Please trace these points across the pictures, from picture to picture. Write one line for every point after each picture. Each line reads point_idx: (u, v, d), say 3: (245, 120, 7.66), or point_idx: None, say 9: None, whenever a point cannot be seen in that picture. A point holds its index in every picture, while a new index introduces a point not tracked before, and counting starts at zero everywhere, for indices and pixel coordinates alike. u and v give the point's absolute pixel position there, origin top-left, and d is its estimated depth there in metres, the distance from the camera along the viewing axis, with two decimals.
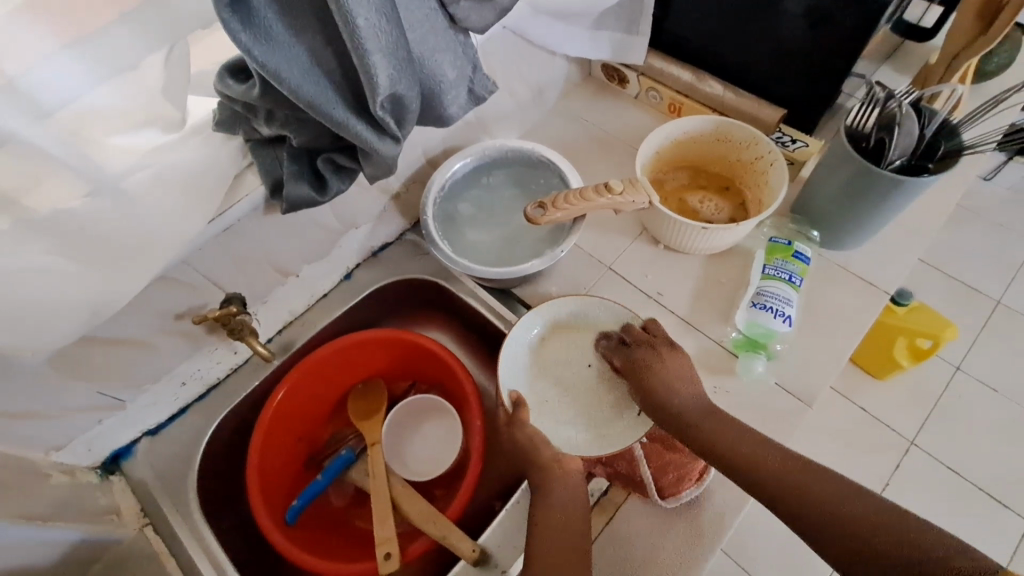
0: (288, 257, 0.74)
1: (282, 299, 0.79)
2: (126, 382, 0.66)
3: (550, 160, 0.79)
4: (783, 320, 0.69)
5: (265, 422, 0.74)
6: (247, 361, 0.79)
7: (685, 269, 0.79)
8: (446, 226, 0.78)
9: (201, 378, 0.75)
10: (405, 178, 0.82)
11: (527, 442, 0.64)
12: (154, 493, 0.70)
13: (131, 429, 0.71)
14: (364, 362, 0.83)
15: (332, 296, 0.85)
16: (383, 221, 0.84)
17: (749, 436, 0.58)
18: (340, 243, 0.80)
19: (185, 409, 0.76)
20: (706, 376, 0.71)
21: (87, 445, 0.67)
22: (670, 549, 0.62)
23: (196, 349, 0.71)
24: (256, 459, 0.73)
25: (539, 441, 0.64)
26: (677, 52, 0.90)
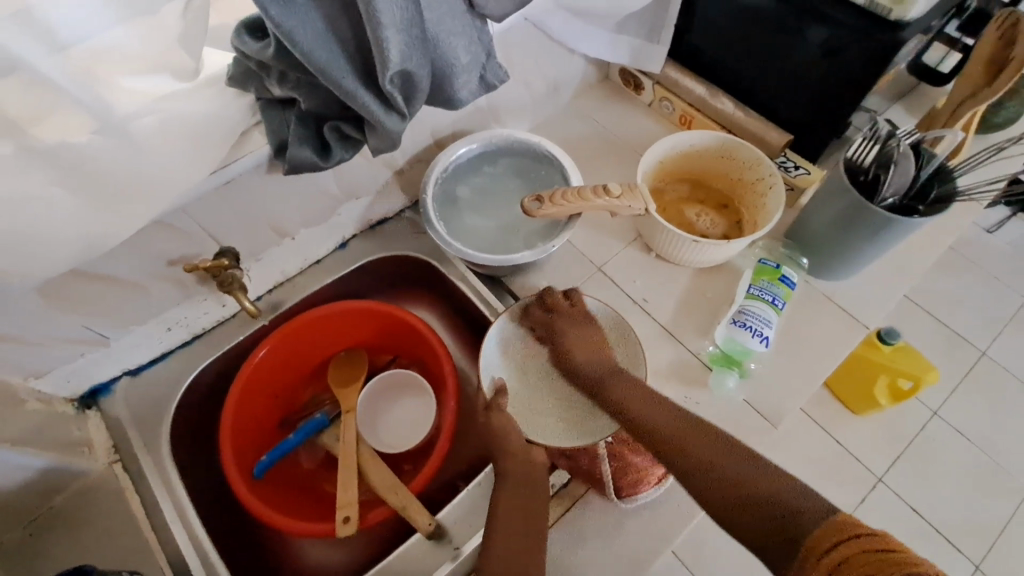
0: (285, 218, 0.75)
1: (275, 258, 0.80)
2: (112, 320, 0.67)
3: (554, 156, 0.80)
4: (760, 340, 0.70)
5: (244, 377, 0.75)
6: (234, 316, 0.80)
7: (673, 280, 0.80)
8: (445, 208, 0.79)
9: (186, 326, 0.76)
10: (410, 156, 0.83)
11: (502, 429, 0.65)
12: (126, 432, 0.72)
13: (111, 366, 0.72)
14: (349, 331, 0.84)
15: (325, 262, 0.86)
16: (384, 195, 0.85)
17: (693, 426, 0.60)
18: (338, 211, 0.81)
19: (167, 354, 0.77)
20: (679, 386, 0.72)
21: (67, 376, 0.68)
22: (619, 548, 0.64)
23: (185, 297, 0.73)
24: (231, 411, 0.74)
25: (513, 428, 0.65)
26: (695, 65, 0.90)
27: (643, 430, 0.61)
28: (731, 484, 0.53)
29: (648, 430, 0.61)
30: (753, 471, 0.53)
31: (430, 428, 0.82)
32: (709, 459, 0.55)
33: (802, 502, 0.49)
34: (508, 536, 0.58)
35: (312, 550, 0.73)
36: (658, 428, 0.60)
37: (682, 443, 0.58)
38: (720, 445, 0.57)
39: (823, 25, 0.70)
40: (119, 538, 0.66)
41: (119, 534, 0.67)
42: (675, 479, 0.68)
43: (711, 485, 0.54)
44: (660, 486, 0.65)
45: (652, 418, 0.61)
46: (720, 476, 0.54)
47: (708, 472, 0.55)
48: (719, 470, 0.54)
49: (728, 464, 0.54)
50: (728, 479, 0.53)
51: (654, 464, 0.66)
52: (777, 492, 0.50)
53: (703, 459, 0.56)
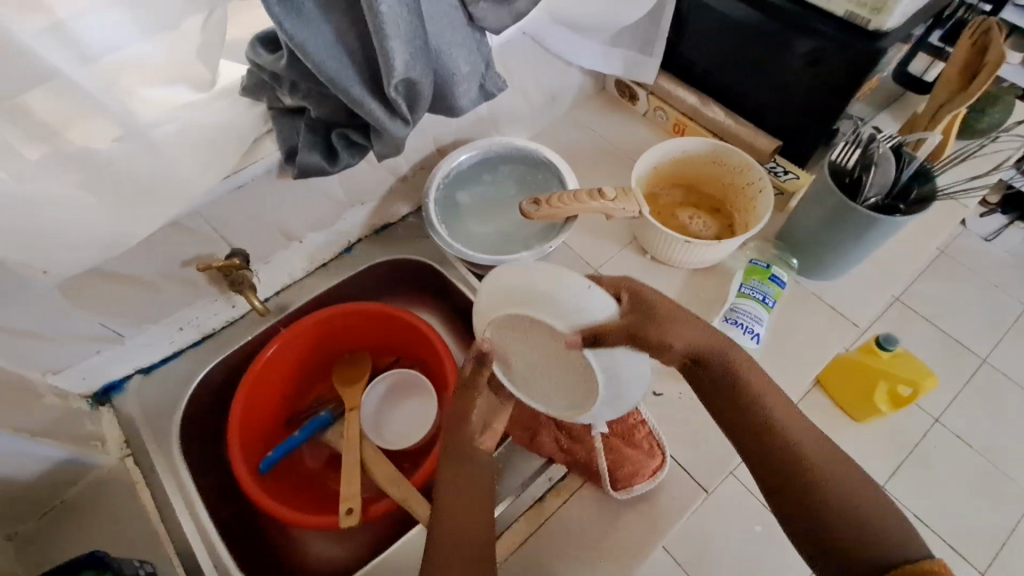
0: (293, 222, 0.78)
1: (283, 261, 0.83)
2: (127, 318, 0.70)
3: (551, 161, 0.83)
4: (751, 337, 0.72)
5: (252, 374, 0.78)
6: (243, 317, 0.83)
7: (667, 280, 0.83)
8: (446, 212, 0.82)
9: (197, 326, 0.79)
10: (413, 163, 0.86)
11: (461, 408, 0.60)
12: (137, 428, 0.74)
13: (124, 364, 0.75)
14: (353, 332, 0.87)
15: (331, 266, 0.89)
16: (389, 201, 0.89)
17: (811, 438, 0.48)
18: (344, 215, 0.84)
19: (178, 353, 0.80)
20: (673, 382, 0.74)
21: (83, 373, 0.71)
22: (615, 539, 0.66)
23: (197, 298, 0.76)
24: (239, 408, 0.76)
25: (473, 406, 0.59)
26: (687, 76, 0.94)
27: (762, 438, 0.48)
28: (802, 508, 0.46)
29: (778, 431, 0.48)
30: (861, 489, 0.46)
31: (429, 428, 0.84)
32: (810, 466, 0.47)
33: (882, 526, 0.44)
34: (450, 518, 0.52)
35: (315, 545, 0.75)
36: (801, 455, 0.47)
37: (811, 464, 0.47)
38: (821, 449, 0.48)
39: (805, 36, 0.74)
40: (131, 529, 0.69)
41: (129, 526, 0.69)
42: (670, 472, 0.69)
43: (781, 466, 0.47)
44: (655, 479, 0.67)
45: (799, 440, 0.48)
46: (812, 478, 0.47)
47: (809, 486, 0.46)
48: (820, 488, 0.46)
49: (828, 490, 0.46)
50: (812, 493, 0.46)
51: (649, 457, 0.68)
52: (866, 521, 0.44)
53: (803, 466, 0.47)
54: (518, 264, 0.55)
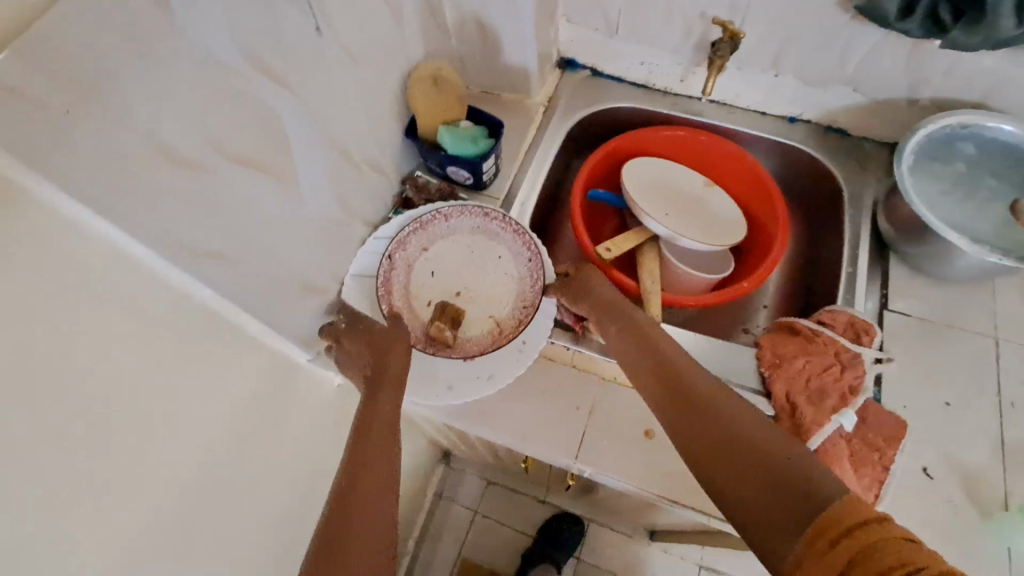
0: (795, 53, 0.78)
1: (746, 81, 0.85)
2: (634, 22, 0.83)
3: None
4: None
5: (650, 133, 0.88)
6: (675, 97, 0.91)
7: None
8: (926, 157, 0.71)
9: (651, 73, 0.90)
10: (942, 97, 0.75)
11: (369, 331, 0.66)
12: (560, 99, 0.92)
13: (595, 55, 0.91)
14: (727, 179, 0.89)
15: (767, 119, 0.88)
16: (873, 113, 0.81)
17: (753, 414, 0.48)
18: (830, 88, 0.80)
19: (621, 80, 0.93)
20: (958, 487, 0.60)
21: (577, 36, 0.89)
22: None
23: (676, 51, 0.85)
24: (619, 144, 0.88)
25: (374, 332, 0.66)
26: None
27: (664, 372, 0.54)
28: (763, 501, 0.41)
29: (719, 414, 0.48)
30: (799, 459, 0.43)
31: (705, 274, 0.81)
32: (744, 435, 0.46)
33: (787, 472, 0.42)
34: (360, 449, 0.54)
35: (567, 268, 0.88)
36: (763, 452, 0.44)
37: (720, 411, 0.48)
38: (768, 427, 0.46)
39: None
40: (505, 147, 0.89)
41: None
42: None
43: (696, 402, 0.50)
44: None
45: (762, 436, 0.45)
46: (740, 451, 0.45)
47: (715, 419, 0.48)
48: (749, 452, 0.44)
49: (761, 443, 0.45)
50: (728, 439, 0.46)
51: (864, 487, 0.58)
52: (791, 472, 0.42)
53: (771, 450, 0.44)
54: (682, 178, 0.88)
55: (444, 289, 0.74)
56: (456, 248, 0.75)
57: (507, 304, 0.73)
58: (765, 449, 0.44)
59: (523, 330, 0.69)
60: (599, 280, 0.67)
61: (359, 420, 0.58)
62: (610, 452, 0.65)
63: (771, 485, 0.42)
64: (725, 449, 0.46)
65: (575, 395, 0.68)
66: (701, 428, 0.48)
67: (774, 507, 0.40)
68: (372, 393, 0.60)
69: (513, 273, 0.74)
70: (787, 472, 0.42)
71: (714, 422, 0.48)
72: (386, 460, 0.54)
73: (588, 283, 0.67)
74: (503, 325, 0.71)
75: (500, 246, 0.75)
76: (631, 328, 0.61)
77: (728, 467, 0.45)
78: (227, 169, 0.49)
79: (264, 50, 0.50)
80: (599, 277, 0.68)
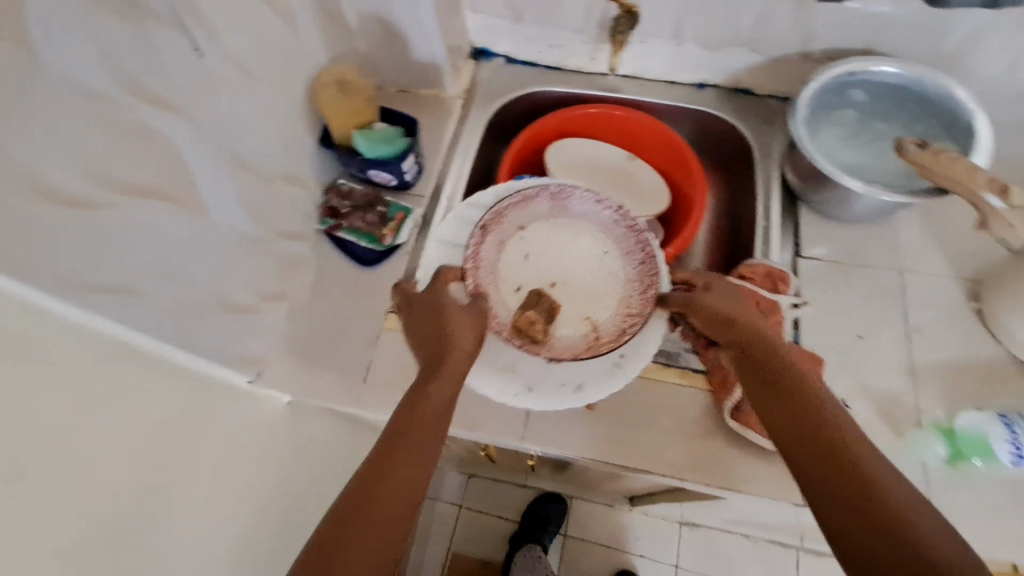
0: (692, 21, 0.80)
1: (652, 53, 0.87)
2: (536, 6, 0.84)
3: (976, 132, 0.67)
4: (1014, 453, 0.57)
5: (567, 114, 0.89)
6: (588, 75, 0.93)
7: (972, 341, 0.67)
8: (822, 107, 0.74)
9: (561, 54, 0.91)
10: (832, 49, 0.79)
11: (439, 305, 0.59)
12: (477, 88, 0.93)
13: (505, 42, 0.92)
14: (646, 151, 0.92)
15: (677, 87, 0.91)
16: (773, 70, 0.84)
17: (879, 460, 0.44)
18: (730, 51, 0.83)
19: (534, 64, 0.94)
20: (875, 413, 0.64)
21: (484, 25, 0.89)
22: (690, 442, 0.65)
23: (581, 30, 0.86)
24: (537, 128, 0.89)
25: (439, 314, 0.58)
26: None
27: (791, 393, 0.49)
28: (893, 566, 0.39)
29: (852, 462, 0.44)
30: (931, 528, 0.40)
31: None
32: (851, 440, 0.45)
33: (931, 542, 0.39)
34: (387, 458, 0.49)
35: None
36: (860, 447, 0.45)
37: (856, 454, 0.44)
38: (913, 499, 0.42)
39: None
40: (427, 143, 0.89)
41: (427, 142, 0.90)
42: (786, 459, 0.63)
43: (826, 441, 0.45)
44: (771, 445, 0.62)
45: (897, 494, 0.42)
46: (875, 507, 0.41)
47: (846, 463, 0.44)
48: (889, 510, 0.41)
49: (894, 497, 0.41)
50: (858, 485, 0.43)
51: None
52: (935, 555, 0.38)
53: (900, 505, 0.41)
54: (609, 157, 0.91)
55: (533, 284, 0.69)
56: (565, 236, 0.71)
57: (611, 307, 0.66)
58: (899, 512, 0.41)
59: (624, 343, 0.63)
60: (718, 298, 0.58)
61: (410, 408, 0.52)
62: (554, 426, 0.67)
63: (909, 553, 0.39)
64: (854, 499, 0.42)
65: None
66: (831, 469, 0.44)
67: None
68: (436, 363, 0.55)
69: (617, 273, 0.68)
70: (928, 547, 0.39)
71: (848, 468, 0.44)
72: (411, 485, 0.48)
73: (692, 299, 0.59)
74: (601, 330, 0.65)
75: (609, 232, 0.69)
76: (747, 341, 0.54)
77: (861, 520, 0.41)
78: (125, 202, 0.48)
79: (146, 76, 0.50)
80: (719, 286, 0.61)
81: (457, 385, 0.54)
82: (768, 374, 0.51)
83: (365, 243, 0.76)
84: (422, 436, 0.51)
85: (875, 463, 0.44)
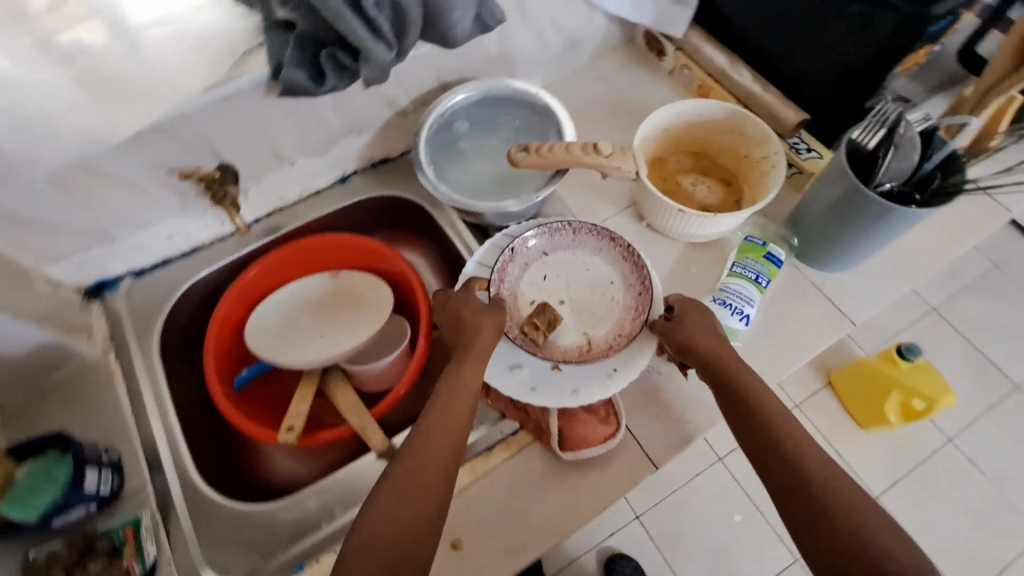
0: (285, 142, 0.78)
1: (276, 183, 0.83)
2: (117, 219, 0.72)
3: (551, 108, 0.78)
4: (741, 319, 0.69)
5: (238, 287, 0.80)
6: (233, 235, 0.85)
7: (662, 250, 0.79)
8: (440, 152, 0.79)
9: (188, 237, 0.81)
10: (415, 97, 0.83)
11: (445, 405, 0.58)
12: (123, 325, 0.78)
13: (118, 263, 0.78)
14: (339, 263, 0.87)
15: (323, 194, 0.89)
16: (387, 136, 0.87)
17: (837, 472, 0.52)
18: (339, 143, 0.83)
19: (168, 261, 0.82)
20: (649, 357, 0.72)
21: (76, 266, 0.74)
22: (551, 497, 0.65)
23: (187, 208, 0.77)
24: (218, 322, 0.78)
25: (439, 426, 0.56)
26: (720, 30, 0.86)
27: (721, 384, 0.59)
28: (815, 520, 0.50)
29: (788, 448, 0.53)
30: (849, 492, 0.50)
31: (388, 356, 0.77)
32: (791, 444, 0.54)
33: (843, 497, 0.50)
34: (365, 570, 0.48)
35: (278, 462, 0.75)
36: (814, 469, 0.52)
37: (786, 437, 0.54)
38: (860, 495, 0.50)
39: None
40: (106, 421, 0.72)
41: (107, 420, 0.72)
42: (622, 443, 0.67)
43: (758, 430, 0.56)
44: (604, 445, 0.65)
45: (811, 459, 0.53)
46: (798, 479, 0.52)
47: (778, 446, 0.54)
48: (819, 484, 0.51)
49: (816, 473, 0.52)
50: (790, 465, 0.53)
51: (604, 424, 0.66)
52: (858, 515, 0.49)
53: (822, 477, 0.51)
54: (308, 291, 0.84)
55: (546, 300, 0.75)
56: (572, 265, 0.76)
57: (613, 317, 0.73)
58: (839, 493, 0.50)
59: (614, 357, 0.68)
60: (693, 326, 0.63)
61: (415, 444, 0.55)
62: None
63: (824, 509, 0.50)
64: (784, 474, 0.53)
65: None
66: (768, 452, 0.54)
67: (827, 529, 0.49)
68: (455, 385, 0.59)
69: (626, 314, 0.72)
70: (837, 503, 0.50)
71: (778, 451, 0.54)
72: None
73: (681, 330, 0.63)
74: (594, 343, 0.72)
75: (601, 255, 0.75)
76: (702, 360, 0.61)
77: (788, 489, 0.52)
78: None
79: None
80: (693, 313, 0.65)
81: (433, 453, 0.55)
82: (720, 383, 0.60)
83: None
84: (377, 539, 0.49)
85: (805, 448, 0.53)
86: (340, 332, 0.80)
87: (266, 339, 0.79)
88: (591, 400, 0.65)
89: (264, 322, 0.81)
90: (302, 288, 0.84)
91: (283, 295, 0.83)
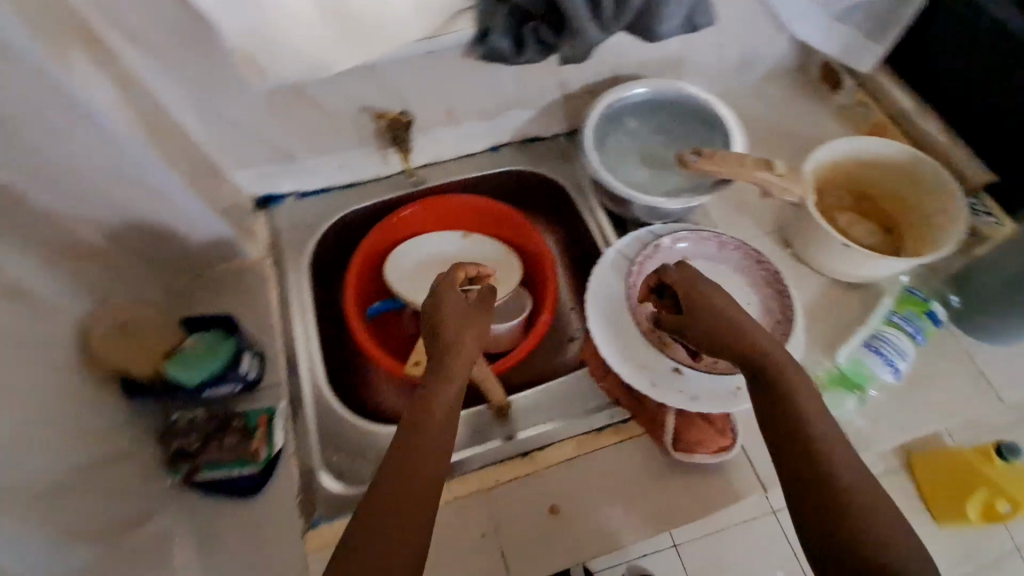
0: (461, 102, 0.82)
1: (439, 138, 0.88)
2: (304, 141, 0.79)
3: (722, 119, 0.78)
4: (891, 370, 0.69)
5: (385, 226, 0.86)
6: (387, 178, 0.91)
7: (804, 281, 0.78)
8: (603, 140, 0.81)
9: (352, 171, 0.87)
10: (586, 83, 0.86)
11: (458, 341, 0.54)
12: (280, 237, 0.85)
13: (289, 181, 0.85)
14: (475, 226, 0.91)
15: (474, 158, 0.92)
16: (548, 115, 0.90)
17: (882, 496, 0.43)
18: (505, 113, 0.87)
19: (328, 189, 0.89)
20: None
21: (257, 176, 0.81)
22: (653, 492, 0.66)
23: (360, 145, 0.83)
24: (363, 254, 0.84)
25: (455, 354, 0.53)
26: (911, 73, 0.83)
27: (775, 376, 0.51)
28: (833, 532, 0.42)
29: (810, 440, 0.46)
30: (845, 482, 0.43)
31: (506, 322, 0.82)
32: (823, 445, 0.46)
33: (852, 495, 0.43)
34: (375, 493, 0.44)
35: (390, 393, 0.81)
36: (847, 480, 0.43)
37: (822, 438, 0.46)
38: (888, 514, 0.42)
39: None
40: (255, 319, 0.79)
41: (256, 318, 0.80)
42: (732, 459, 0.68)
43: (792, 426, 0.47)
44: (716, 456, 0.66)
45: (832, 456, 0.45)
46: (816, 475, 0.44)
47: (810, 446, 0.46)
48: (824, 467, 0.44)
49: (830, 462, 0.44)
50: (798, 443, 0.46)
51: (721, 435, 0.67)
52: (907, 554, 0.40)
53: (825, 464, 0.44)
54: (443, 244, 0.89)
55: None
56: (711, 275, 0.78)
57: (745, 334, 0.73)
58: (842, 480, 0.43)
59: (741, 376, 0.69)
60: (714, 302, 0.57)
61: (439, 377, 0.51)
62: (528, 552, 0.64)
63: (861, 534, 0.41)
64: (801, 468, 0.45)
65: (470, 526, 0.65)
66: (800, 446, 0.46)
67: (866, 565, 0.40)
68: (453, 344, 0.54)
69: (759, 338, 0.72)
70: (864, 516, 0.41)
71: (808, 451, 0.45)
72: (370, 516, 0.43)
73: (721, 311, 0.56)
74: None
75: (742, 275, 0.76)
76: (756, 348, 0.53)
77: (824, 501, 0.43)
78: None
79: None
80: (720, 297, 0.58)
81: (451, 393, 0.51)
82: (754, 368, 0.52)
83: (239, 472, 0.65)
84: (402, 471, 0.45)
85: (847, 459, 0.45)
86: (468, 287, 0.85)
87: (402, 279, 0.85)
88: (707, 410, 0.67)
89: (400, 264, 0.87)
90: (438, 240, 0.89)
91: (422, 242, 0.89)
